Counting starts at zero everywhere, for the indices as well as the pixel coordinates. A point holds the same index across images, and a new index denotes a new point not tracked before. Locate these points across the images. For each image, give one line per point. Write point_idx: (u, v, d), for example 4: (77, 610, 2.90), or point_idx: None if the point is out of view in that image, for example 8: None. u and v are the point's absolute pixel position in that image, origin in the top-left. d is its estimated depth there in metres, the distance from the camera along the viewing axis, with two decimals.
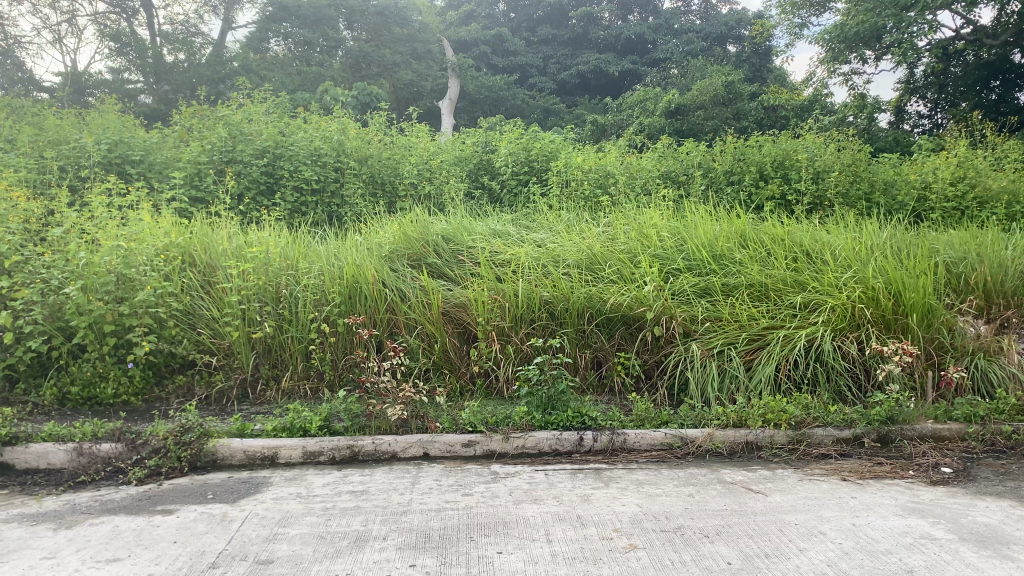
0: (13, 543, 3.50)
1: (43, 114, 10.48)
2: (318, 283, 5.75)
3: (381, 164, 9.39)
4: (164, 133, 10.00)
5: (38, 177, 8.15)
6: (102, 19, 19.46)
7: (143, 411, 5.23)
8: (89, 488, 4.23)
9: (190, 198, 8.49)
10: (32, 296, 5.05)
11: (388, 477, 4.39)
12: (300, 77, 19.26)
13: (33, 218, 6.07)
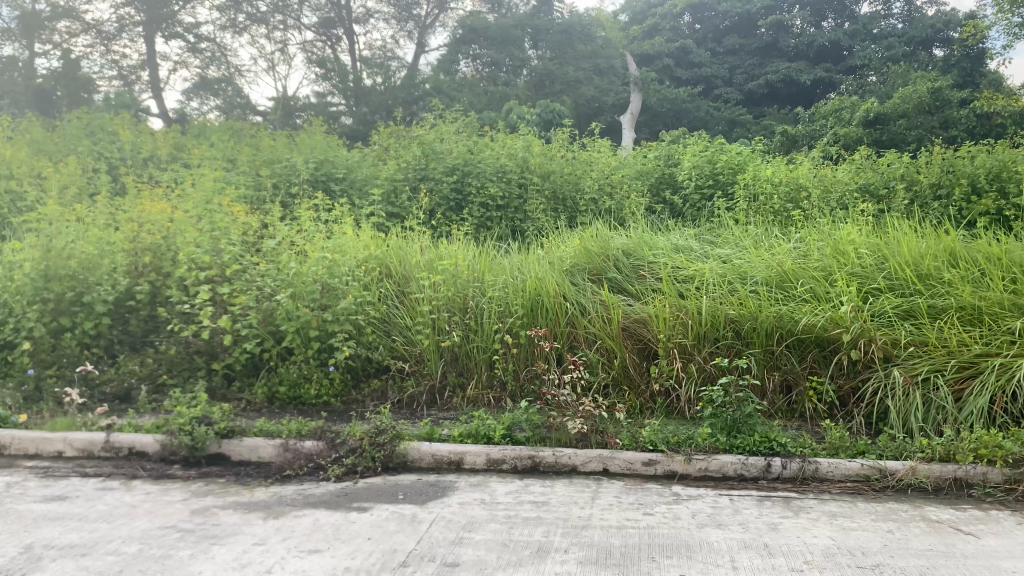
0: (229, 529, 3.83)
1: (259, 137, 11.47)
2: (503, 295, 5.89)
3: (563, 179, 9.47)
4: (364, 153, 10.68)
5: (255, 193, 8.93)
6: (309, 47, 21.00)
7: (342, 412, 5.57)
8: (292, 482, 4.55)
9: (386, 213, 8.99)
10: (249, 302, 5.56)
11: (568, 490, 4.40)
12: (487, 96, 19.80)
13: (250, 230, 6.65)
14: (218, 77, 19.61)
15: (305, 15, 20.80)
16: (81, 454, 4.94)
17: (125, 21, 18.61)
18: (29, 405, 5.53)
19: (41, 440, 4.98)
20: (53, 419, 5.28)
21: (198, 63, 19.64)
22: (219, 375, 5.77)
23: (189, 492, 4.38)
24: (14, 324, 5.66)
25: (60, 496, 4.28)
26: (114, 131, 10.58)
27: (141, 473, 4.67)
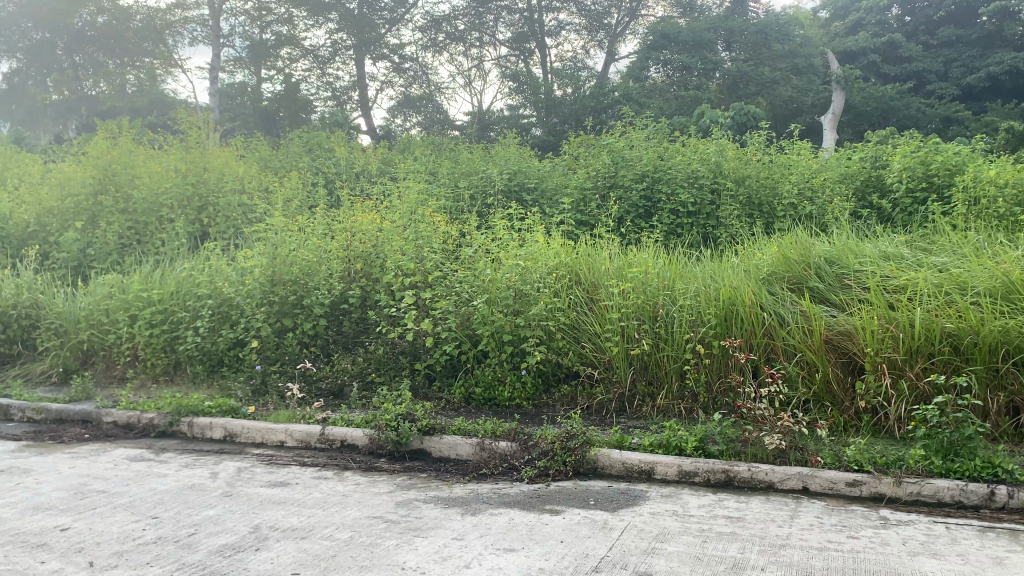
0: (430, 522, 4.03)
1: (457, 150, 12.00)
2: (695, 304, 5.77)
3: (759, 183, 9.16)
4: (555, 162, 10.87)
5: (454, 205, 9.38)
6: (503, 62, 21.64)
7: (534, 414, 5.70)
8: (488, 480, 4.72)
9: (576, 221, 9.13)
10: (448, 307, 5.89)
11: (764, 507, 4.25)
12: (678, 102, 19.44)
13: (449, 239, 6.97)
14: (420, 94, 20.62)
15: (500, 31, 21.48)
16: (300, 444, 5.40)
17: (338, 46, 20.06)
18: (257, 398, 6.13)
19: (267, 430, 5.50)
20: (277, 411, 5.81)
21: (402, 82, 20.75)
22: (420, 375, 6.11)
23: (394, 485, 4.65)
24: (245, 324, 6.38)
25: (283, 481, 4.70)
26: (329, 149, 11.49)
27: (353, 464, 5.03)
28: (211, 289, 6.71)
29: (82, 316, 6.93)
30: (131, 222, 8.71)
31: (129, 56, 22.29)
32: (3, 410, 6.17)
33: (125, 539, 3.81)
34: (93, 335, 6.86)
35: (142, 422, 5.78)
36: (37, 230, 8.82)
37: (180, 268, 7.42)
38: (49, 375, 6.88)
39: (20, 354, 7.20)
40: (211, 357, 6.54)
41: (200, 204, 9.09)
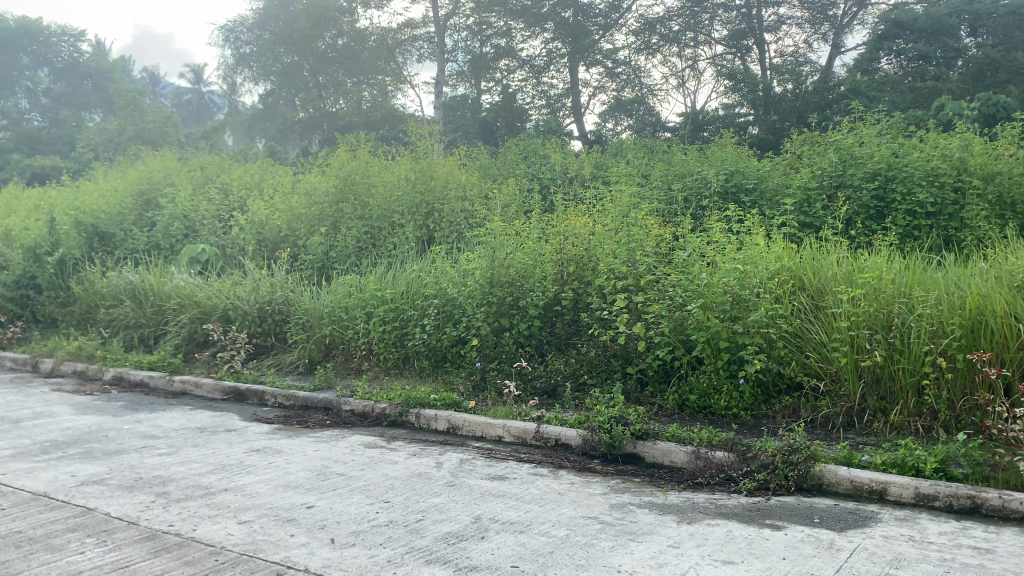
0: (646, 527, 4.01)
1: (672, 152, 11.82)
2: (935, 313, 5.30)
3: (1012, 180, 8.24)
4: (775, 161, 10.41)
5: (668, 207, 9.29)
6: (719, 61, 20.96)
7: (752, 426, 5.47)
8: (704, 490, 4.62)
9: (799, 223, 8.71)
10: (662, 311, 5.86)
11: (1018, 540, 3.82)
12: (913, 94, 17.90)
13: (664, 241, 6.91)
14: (632, 97, 20.00)
15: (716, 29, 20.80)
16: (517, 440, 5.58)
17: (553, 54, 20.38)
18: (477, 393, 6.39)
19: (486, 425, 5.73)
20: (495, 407, 6.04)
21: (615, 86, 20.48)
22: (632, 379, 6.10)
23: (609, 487, 4.67)
24: (466, 323, 6.74)
25: (501, 475, 4.88)
26: (545, 154, 11.74)
27: (567, 463, 5.11)
28: (436, 289, 7.14)
29: (325, 312, 7.58)
30: (366, 228, 9.42)
31: (364, 74, 24.01)
32: (259, 395, 6.87)
33: (361, 520, 4.11)
34: (333, 330, 7.47)
35: (374, 412, 6.23)
36: (288, 234, 9.81)
37: (408, 269, 7.89)
38: (297, 365, 7.55)
39: (273, 345, 7.88)
40: (436, 354, 6.93)
41: (426, 211, 9.54)
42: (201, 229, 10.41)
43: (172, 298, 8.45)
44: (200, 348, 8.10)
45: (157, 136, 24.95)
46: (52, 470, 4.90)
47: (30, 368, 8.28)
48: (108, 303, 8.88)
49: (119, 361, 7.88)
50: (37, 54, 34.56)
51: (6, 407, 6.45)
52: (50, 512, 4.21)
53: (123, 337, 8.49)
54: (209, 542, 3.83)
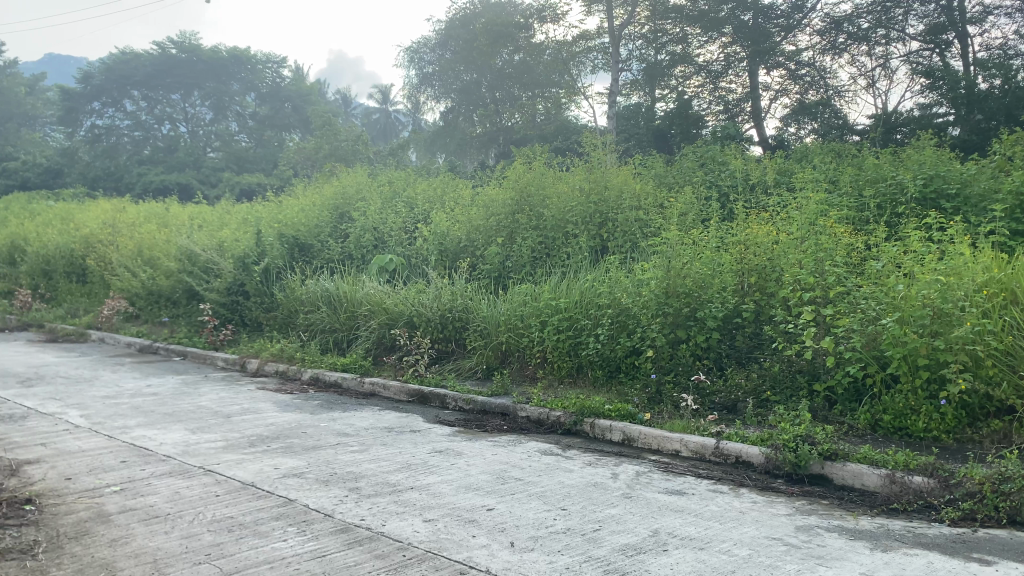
0: (835, 552, 3.80)
1: (862, 156, 11.17)
2: None
3: None
4: (982, 163, 9.59)
5: (858, 215, 8.79)
6: (913, 59, 19.50)
7: (954, 450, 5.02)
8: (900, 517, 4.31)
9: (1009, 232, 7.98)
10: (853, 325, 5.56)
11: None
12: None
13: (855, 252, 6.55)
14: (816, 100, 19.01)
15: (911, 24, 19.35)
16: (694, 455, 5.46)
17: (731, 58, 19.81)
18: (652, 405, 6.31)
19: (663, 437, 5.66)
20: (671, 420, 5.94)
21: (798, 89, 19.57)
22: (819, 397, 5.81)
23: (794, 508, 4.47)
24: (641, 333, 6.68)
25: (679, 490, 4.79)
26: (723, 160, 11.43)
27: (748, 481, 4.95)
28: (610, 300, 7.14)
29: (501, 320, 7.75)
30: (541, 238, 9.58)
31: (539, 88, 24.51)
32: (441, 398, 7.14)
33: (539, 525, 4.17)
34: (510, 337, 7.62)
35: (550, 419, 6.32)
36: (467, 245, 10.14)
37: (583, 278, 7.93)
38: (476, 370, 7.76)
39: (454, 351, 8.16)
40: (609, 363, 6.91)
41: (601, 220, 9.55)
42: (388, 240, 10.96)
43: (363, 305, 8.97)
44: (387, 352, 8.53)
45: (350, 153, 26.63)
46: (258, 461, 5.33)
47: (239, 367, 9.06)
48: (306, 308, 9.56)
49: (315, 363, 8.46)
50: (246, 80, 37.73)
51: (219, 402, 7.10)
52: (256, 500, 4.59)
53: (319, 341, 9.10)
54: (397, 537, 4.02)
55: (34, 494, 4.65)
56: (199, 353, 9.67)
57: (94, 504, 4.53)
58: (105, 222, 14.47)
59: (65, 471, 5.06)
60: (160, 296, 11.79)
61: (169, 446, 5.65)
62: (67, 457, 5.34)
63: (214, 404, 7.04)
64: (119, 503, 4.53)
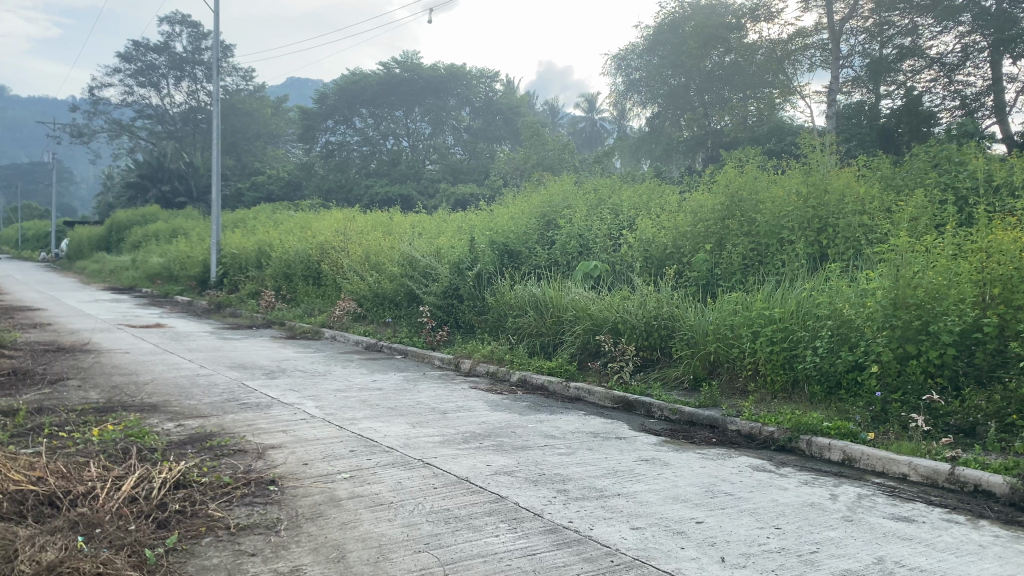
0: None
1: None
2: None
3: None
4: None
5: None
6: None
7: None
8: None
9: None
10: None
11: None
12: None
13: None
14: None
15: None
16: (925, 480, 5.04)
17: (969, 49, 18.10)
18: (877, 425, 5.90)
19: (889, 460, 5.27)
20: (898, 441, 5.52)
21: None
22: None
23: None
24: (865, 347, 6.28)
25: (907, 517, 4.44)
26: (960, 160, 10.43)
27: (989, 512, 4.49)
28: (830, 310, 6.76)
29: (710, 329, 7.57)
30: (754, 244, 9.26)
31: (751, 88, 23.72)
32: (647, 407, 7.09)
33: (751, 542, 4.03)
34: (718, 347, 7.41)
35: (762, 434, 6.08)
36: (674, 251, 9.99)
37: (800, 288, 7.57)
38: (682, 380, 7.61)
39: (660, 359, 8.08)
40: (828, 379, 6.53)
41: (819, 226, 9.06)
42: (594, 245, 11.00)
43: (570, 310, 9.09)
44: (592, 357, 8.58)
45: (557, 163, 27.15)
46: (471, 457, 5.57)
47: (453, 366, 9.51)
48: (514, 312, 9.83)
49: (523, 365, 8.70)
50: (461, 95, 39.22)
51: (435, 399, 7.48)
52: (470, 494, 4.79)
53: (527, 344, 9.34)
54: (604, 542, 4.04)
55: (276, 476, 5.14)
56: (418, 352, 10.27)
57: (327, 488, 4.93)
58: (338, 230, 15.73)
59: (303, 456, 5.55)
60: (384, 298, 12.64)
61: (392, 438, 6.04)
62: (304, 443, 5.86)
63: (431, 400, 7.44)
64: (348, 489, 4.91)
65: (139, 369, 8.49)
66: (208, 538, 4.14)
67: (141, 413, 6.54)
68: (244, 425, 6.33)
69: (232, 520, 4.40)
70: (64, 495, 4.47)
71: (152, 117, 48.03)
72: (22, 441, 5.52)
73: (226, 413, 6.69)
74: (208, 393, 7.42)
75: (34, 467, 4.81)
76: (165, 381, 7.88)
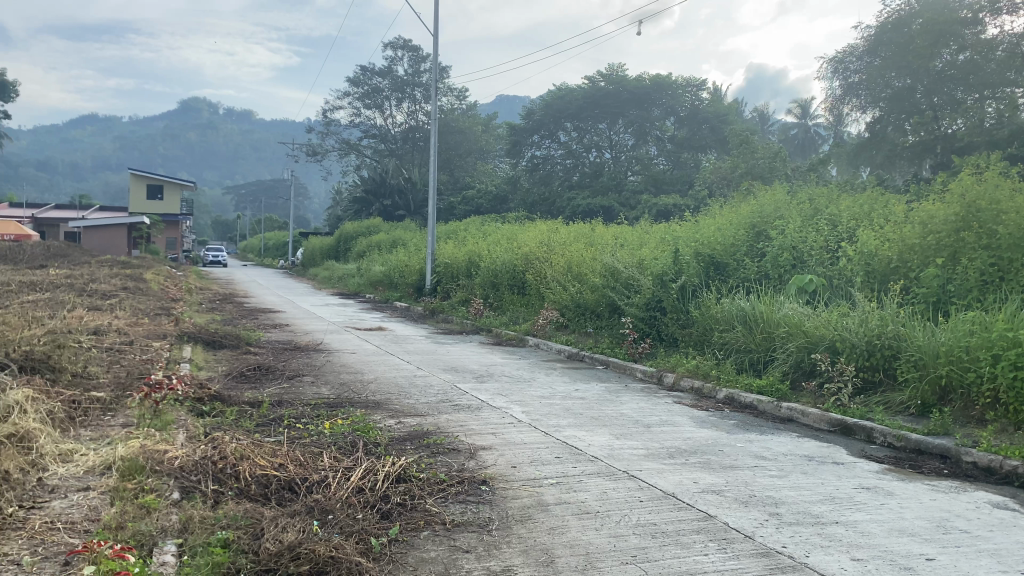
0: None
1: None
2: None
3: None
4: None
5: None
6: None
7: None
8: None
9: None
10: None
11: None
12: None
13: None
14: None
15: None
16: None
17: None
18: None
19: None
20: None
21: None
22: None
23: None
24: None
25: None
26: None
27: None
28: None
29: (941, 351, 6.95)
30: (994, 258, 8.39)
31: (990, 88, 21.63)
32: (867, 431, 6.67)
33: None
34: (951, 371, 6.79)
35: (1004, 469, 5.51)
36: (900, 266, 9.34)
37: None
38: (908, 406, 7.08)
39: (882, 382, 7.56)
40: None
41: None
42: (809, 259, 10.44)
43: (782, 326, 8.72)
44: (806, 377, 8.17)
45: (768, 171, 26.11)
46: (678, 473, 5.49)
47: (656, 380, 9.42)
48: (721, 327, 9.60)
49: (731, 382, 8.45)
50: (666, 105, 38.30)
51: (640, 412, 7.44)
52: (677, 510, 4.72)
53: (735, 360, 9.08)
54: (822, 571, 3.85)
55: (488, 477, 5.34)
56: (620, 364, 10.27)
57: (535, 492, 5.06)
58: (543, 241, 16.09)
59: (511, 459, 5.73)
60: (586, 309, 12.77)
61: (597, 448, 6.09)
62: (513, 447, 6.04)
63: (635, 413, 7.42)
64: (555, 495, 5.00)
65: (363, 369, 9.15)
66: (426, 532, 4.38)
67: (365, 409, 7.03)
68: (457, 425, 6.64)
69: (447, 516, 4.63)
70: (302, 481, 4.90)
71: (375, 136, 51.65)
72: (266, 430, 6.13)
73: (440, 413, 7.04)
74: (424, 394, 7.85)
75: (277, 455, 5.32)
76: (386, 381, 8.44)
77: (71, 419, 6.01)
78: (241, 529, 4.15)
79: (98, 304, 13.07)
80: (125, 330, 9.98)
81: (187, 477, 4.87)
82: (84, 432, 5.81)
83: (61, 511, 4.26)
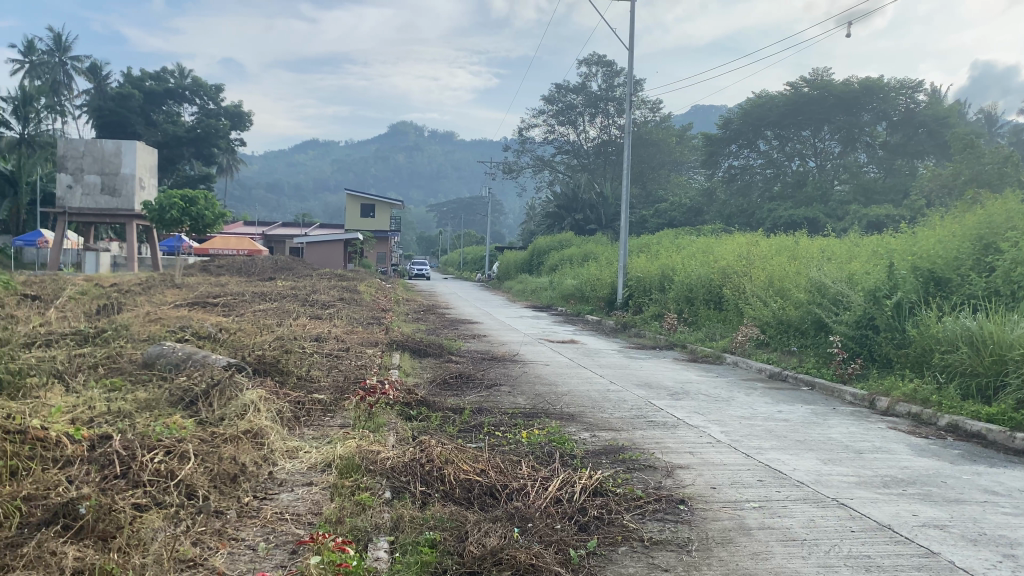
0: None
1: None
2: None
3: None
4: None
5: None
6: None
7: None
8: None
9: None
10: None
11: None
12: None
13: None
14: None
15: None
16: None
17: None
18: None
19: None
20: None
21: None
22: None
23: None
24: None
25: None
26: None
27: None
28: None
29: None
30: None
31: None
32: None
33: None
34: None
35: None
36: None
37: None
38: None
39: None
40: None
41: None
42: None
43: (1015, 348, 7.85)
44: None
45: (996, 177, 23.84)
46: (894, 504, 5.11)
47: (868, 404, 8.84)
48: (943, 348, 8.84)
49: (955, 409, 7.76)
50: (878, 110, 35.53)
51: (850, 437, 7.01)
52: (895, 544, 4.40)
53: (959, 385, 8.34)
54: None
55: (686, 496, 5.24)
56: (827, 386, 9.73)
57: (736, 515, 4.90)
58: (741, 255, 15.59)
59: (711, 480, 5.59)
60: (789, 326, 12.21)
61: (802, 473, 5.80)
62: (712, 467, 5.90)
63: (844, 438, 6.99)
64: (758, 520, 4.82)
65: (558, 380, 9.27)
66: (624, 548, 4.37)
67: (562, 421, 7.14)
68: (653, 442, 6.58)
69: (646, 533, 4.60)
70: (502, 488, 5.05)
71: (569, 151, 52.40)
72: (468, 436, 6.38)
73: (637, 429, 7.00)
74: (619, 408, 7.84)
75: (478, 461, 5.52)
76: (581, 393, 8.51)
77: (297, 418, 6.56)
78: (447, 531, 4.34)
79: (318, 313, 14.21)
80: (341, 338, 10.77)
81: (397, 477, 5.16)
82: (308, 430, 6.32)
83: (289, 503, 4.66)
